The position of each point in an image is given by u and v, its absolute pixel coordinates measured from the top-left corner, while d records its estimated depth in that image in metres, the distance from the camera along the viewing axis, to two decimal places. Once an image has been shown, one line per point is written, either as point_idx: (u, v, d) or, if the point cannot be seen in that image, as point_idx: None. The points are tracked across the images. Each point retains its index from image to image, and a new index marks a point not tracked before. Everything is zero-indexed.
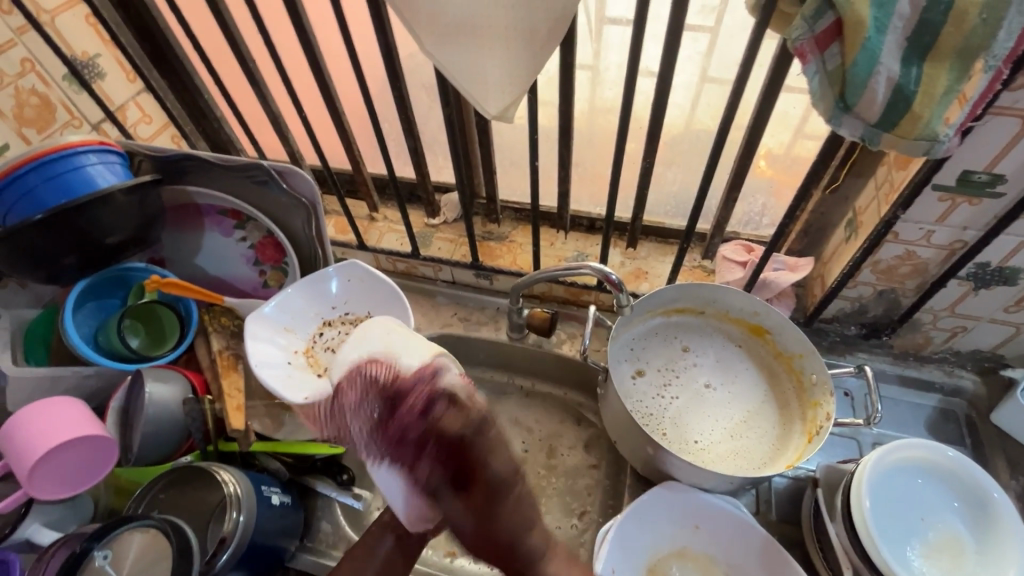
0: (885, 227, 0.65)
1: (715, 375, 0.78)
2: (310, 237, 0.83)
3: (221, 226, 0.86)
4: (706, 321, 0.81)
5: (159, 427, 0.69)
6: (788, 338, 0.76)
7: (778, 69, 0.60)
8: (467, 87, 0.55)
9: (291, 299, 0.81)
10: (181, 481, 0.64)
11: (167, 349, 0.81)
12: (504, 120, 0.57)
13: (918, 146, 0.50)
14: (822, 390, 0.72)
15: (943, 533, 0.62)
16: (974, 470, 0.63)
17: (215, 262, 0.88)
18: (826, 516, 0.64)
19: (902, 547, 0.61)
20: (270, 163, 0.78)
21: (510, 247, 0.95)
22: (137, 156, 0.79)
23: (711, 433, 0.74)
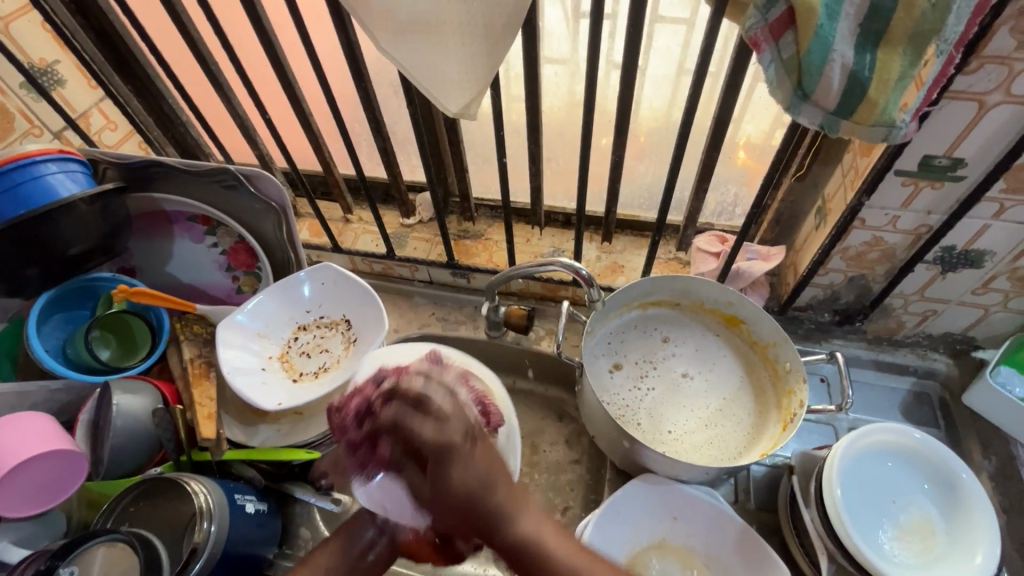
0: (851, 213, 0.66)
1: (691, 367, 0.78)
2: (281, 240, 0.82)
3: (190, 232, 0.85)
4: (682, 313, 0.82)
5: (130, 438, 0.68)
6: (762, 327, 0.76)
7: (739, 59, 0.60)
8: (427, 84, 0.54)
9: (264, 305, 0.80)
10: (152, 492, 0.64)
11: (139, 360, 0.79)
12: (467, 117, 0.57)
13: (876, 132, 0.50)
14: (796, 377, 0.72)
15: (914, 515, 0.63)
16: (943, 452, 0.64)
17: (186, 270, 0.87)
18: (802, 502, 0.65)
19: (875, 530, 0.62)
20: (238, 167, 0.77)
21: (486, 245, 0.94)
22: (101, 164, 0.77)
23: (686, 424, 0.74)
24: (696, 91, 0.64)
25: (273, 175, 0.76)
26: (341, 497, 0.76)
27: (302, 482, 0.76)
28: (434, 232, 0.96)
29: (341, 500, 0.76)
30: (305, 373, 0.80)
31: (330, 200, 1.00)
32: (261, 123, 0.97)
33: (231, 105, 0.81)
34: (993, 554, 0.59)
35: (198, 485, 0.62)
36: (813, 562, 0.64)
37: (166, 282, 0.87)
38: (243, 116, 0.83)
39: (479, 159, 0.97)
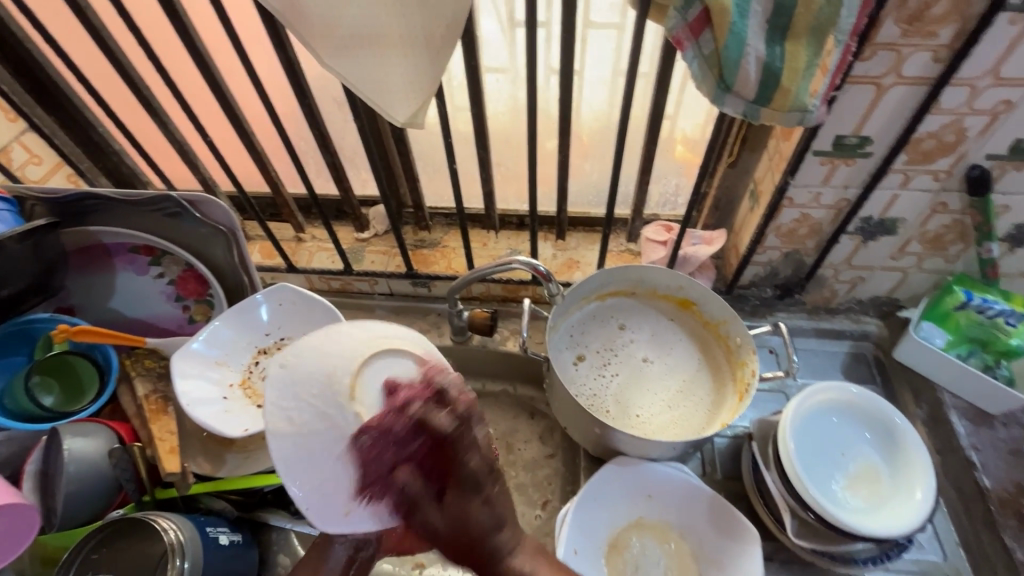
0: (779, 193, 0.71)
1: (651, 351, 0.82)
2: (233, 265, 0.80)
3: (133, 264, 0.81)
4: (637, 302, 0.85)
5: (84, 484, 0.64)
6: (712, 307, 0.80)
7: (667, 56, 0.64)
8: (373, 96, 0.55)
9: (219, 331, 0.78)
10: (114, 537, 0.61)
11: (87, 403, 0.75)
12: (416, 126, 0.58)
13: (791, 117, 0.55)
14: (747, 351, 0.77)
15: (860, 464, 0.69)
16: (877, 402, 0.70)
17: (132, 304, 0.83)
18: (763, 466, 0.69)
19: (827, 482, 0.67)
20: (180, 193, 0.75)
21: (444, 252, 0.95)
22: (27, 201, 0.73)
23: (649, 405, 0.77)
24: (631, 89, 0.68)
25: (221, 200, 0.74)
26: None
27: (277, 509, 0.74)
28: (389, 244, 0.96)
29: None
30: None
31: (279, 220, 0.98)
32: (199, 143, 0.91)
33: (170, 132, 0.79)
34: (931, 489, 0.65)
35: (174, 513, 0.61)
36: (779, 521, 0.68)
37: (111, 318, 0.83)
38: (182, 141, 0.81)
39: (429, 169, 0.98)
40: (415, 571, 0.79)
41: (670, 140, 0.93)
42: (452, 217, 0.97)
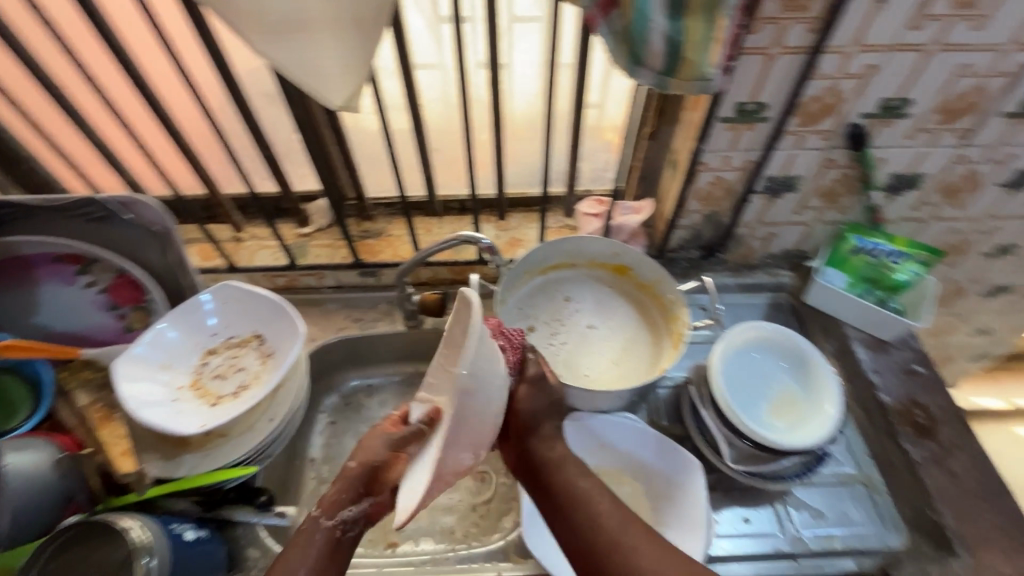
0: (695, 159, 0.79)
1: (595, 316, 0.88)
2: (171, 266, 0.79)
3: (59, 274, 0.77)
4: (578, 272, 0.91)
5: (30, 498, 0.62)
6: (645, 269, 0.87)
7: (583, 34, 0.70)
8: (305, 80, 0.57)
9: (164, 334, 0.76)
10: (70, 545, 0.59)
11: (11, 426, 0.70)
12: (351, 109, 0.60)
13: (695, 85, 0.62)
14: (677, 305, 0.85)
15: (782, 393, 0.78)
16: (791, 337, 0.80)
17: (60, 316, 0.79)
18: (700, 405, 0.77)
19: (756, 411, 0.76)
20: (107, 196, 0.72)
21: (389, 241, 0.98)
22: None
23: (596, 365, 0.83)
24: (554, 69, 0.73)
25: (152, 200, 0.71)
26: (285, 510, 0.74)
27: (241, 505, 0.73)
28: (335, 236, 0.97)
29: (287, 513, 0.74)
30: (224, 395, 0.77)
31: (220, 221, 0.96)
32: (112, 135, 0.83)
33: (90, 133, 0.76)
34: (838, 402, 0.74)
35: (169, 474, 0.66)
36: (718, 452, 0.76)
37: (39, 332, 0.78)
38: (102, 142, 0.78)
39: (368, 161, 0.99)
40: (388, 550, 0.83)
41: (595, 121, 0.99)
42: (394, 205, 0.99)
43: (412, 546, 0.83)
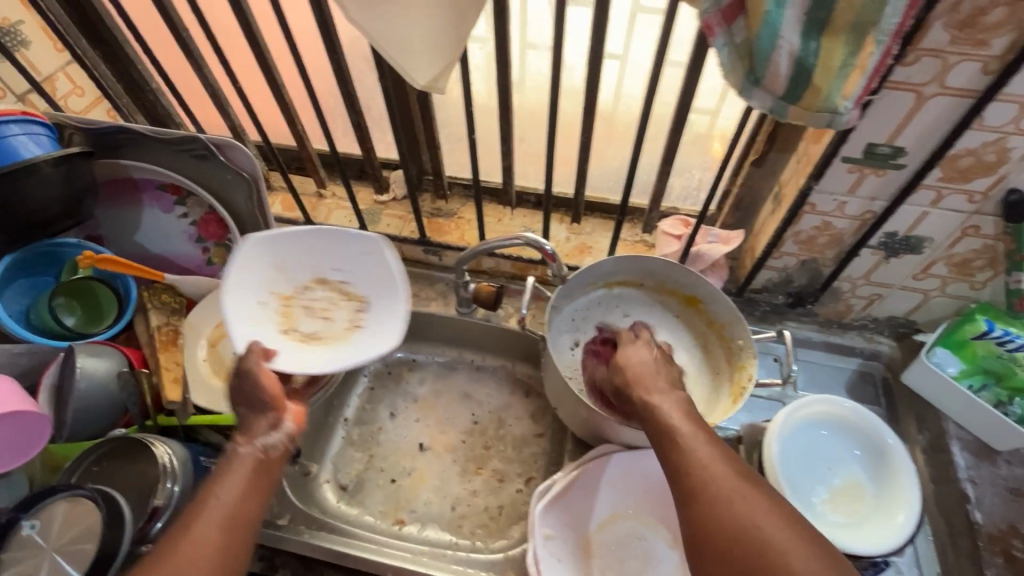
0: (804, 196, 0.71)
1: (824, 429, 0.67)
2: (458, 257, 0.87)
3: (160, 201, 0.94)
4: (816, 402, 0.67)
5: (95, 401, 0.71)
6: (865, 424, 0.67)
7: (942, 58, 0.55)
8: (394, 54, 0.58)
9: (375, 270, 0.74)
10: (115, 454, 0.66)
11: (104, 326, 0.85)
12: (434, 90, 0.61)
13: (819, 119, 0.57)
14: (884, 455, 0.66)
15: (846, 481, 0.66)
16: (902, 463, 0.64)
17: (161, 239, 0.96)
18: (848, 531, 0.62)
19: (837, 522, 0.62)
20: (257, 182, 0.88)
21: (640, 248, 0.97)
22: (67, 128, 0.85)
23: (829, 488, 0.65)
24: (876, 101, 0.60)
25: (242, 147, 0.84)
26: None
27: None
28: (560, 233, 1.00)
29: None
30: (295, 331, 0.72)
31: (444, 199, 1.05)
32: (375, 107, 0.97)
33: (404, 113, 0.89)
34: (915, 515, 0.61)
35: (270, 426, 0.60)
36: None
37: (361, 262, 0.74)
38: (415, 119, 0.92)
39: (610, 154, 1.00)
40: None
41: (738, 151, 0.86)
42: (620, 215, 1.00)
43: None
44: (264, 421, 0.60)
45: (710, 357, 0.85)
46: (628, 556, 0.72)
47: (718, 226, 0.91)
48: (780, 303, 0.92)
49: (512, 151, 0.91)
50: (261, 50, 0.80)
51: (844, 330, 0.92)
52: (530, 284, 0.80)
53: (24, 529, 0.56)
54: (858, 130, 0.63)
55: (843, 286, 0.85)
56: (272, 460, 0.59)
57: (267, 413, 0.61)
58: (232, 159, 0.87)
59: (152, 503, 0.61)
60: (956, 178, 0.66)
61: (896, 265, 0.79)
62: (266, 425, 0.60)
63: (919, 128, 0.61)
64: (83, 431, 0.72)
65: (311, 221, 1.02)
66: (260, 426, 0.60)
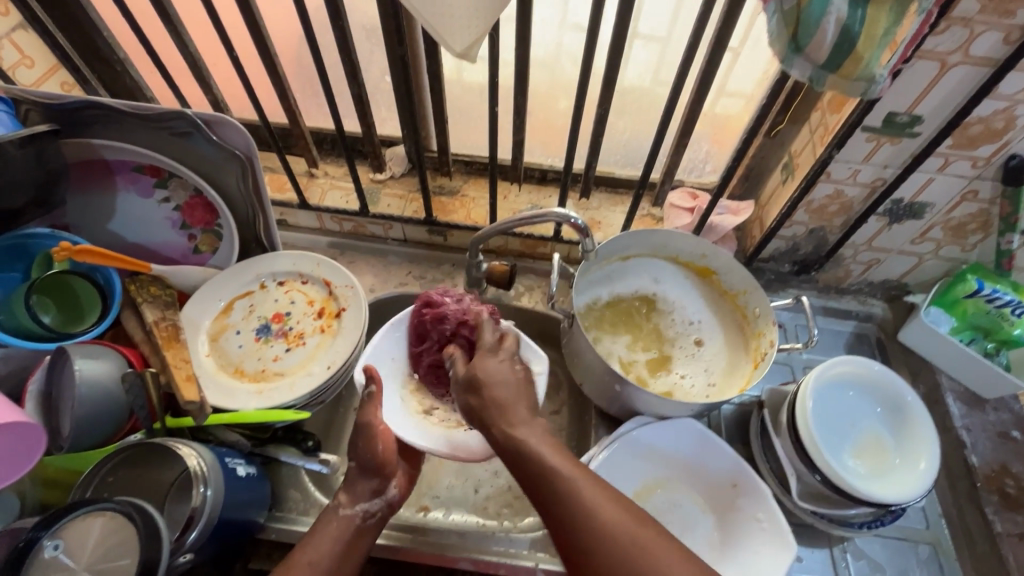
0: (821, 165, 0.73)
1: (845, 391, 0.72)
2: (475, 237, 0.85)
3: (137, 184, 0.85)
4: (837, 363, 0.72)
5: (96, 407, 0.64)
6: (881, 383, 0.72)
7: (970, 27, 0.57)
8: (432, 20, 0.54)
9: None
10: (132, 461, 0.61)
11: (87, 325, 0.78)
12: (470, 59, 0.57)
13: (855, 88, 0.58)
14: (901, 410, 0.71)
15: (868, 436, 0.70)
16: (918, 416, 0.70)
17: (140, 227, 0.88)
18: (877, 483, 0.66)
19: (866, 477, 0.66)
20: (249, 160, 0.81)
21: (648, 222, 0.98)
22: (22, 104, 0.73)
23: (856, 446, 0.69)
24: (904, 70, 0.62)
25: (235, 123, 0.77)
26: (328, 459, 0.77)
27: (287, 446, 0.76)
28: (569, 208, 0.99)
29: (328, 462, 0.77)
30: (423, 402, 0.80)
31: (446, 176, 1.01)
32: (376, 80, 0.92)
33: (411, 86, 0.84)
34: (935, 462, 0.66)
35: (373, 491, 0.69)
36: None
37: None
38: (420, 93, 0.88)
39: (620, 126, 0.98)
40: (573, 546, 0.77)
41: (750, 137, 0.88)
42: (625, 189, 1.02)
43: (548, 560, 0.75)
44: (369, 488, 0.69)
45: (726, 328, 0.88)
46: (668, 521, 0.74)
47: (726, 198, 0.93)
48: (785, 271, 0.95)
49: (524, 126, 0.88)
50: (254, 16, 0.73)
51: (841, 295, 0.96)
52: (557, 260, 0.78)
53: (46, 551, 0.50)
54: (883, 98, 0.65)
55: (846, 252, 0.89)
56: (367, 526, 0.67)
57: (372, 479, 0.70)
58: (223, 138, 0.80)
59: (187, 512, 0.59)
60: (964, 146, 0.69)
61: (898, 230, 0.83)
62: (369, 492, 0.69)
63: (939, 96, 0.64)
64: (86, 440, 0.65)
65: (305, 203, 0.96)
66: (365, 492, 0.69)
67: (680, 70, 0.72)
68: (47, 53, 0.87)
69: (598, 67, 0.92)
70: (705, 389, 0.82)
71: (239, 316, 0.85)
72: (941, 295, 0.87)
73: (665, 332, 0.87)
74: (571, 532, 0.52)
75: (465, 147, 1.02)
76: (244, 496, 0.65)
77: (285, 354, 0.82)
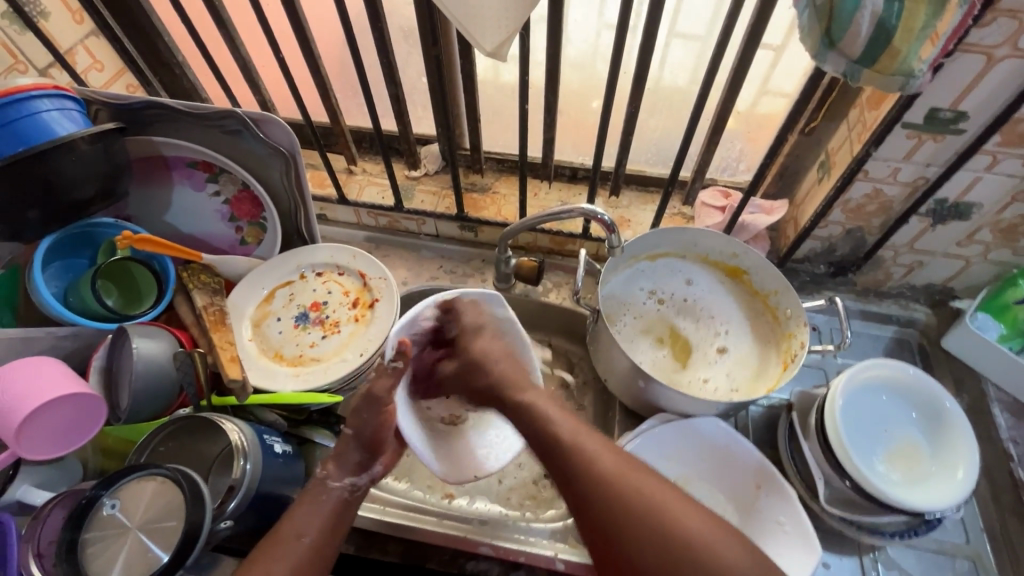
0: (857, 163, 0.72)
1: (878, 394, 0.70)
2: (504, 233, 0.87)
3: (191, 179, 0.91)
4: (868, 366, 0.70)
5: (149, 383, 0.70)
6: (916, 388, 0.70)
7: (1018, 19, 0.55)
8: (463, 21, 0.56)
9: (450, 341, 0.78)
10: (182, 433, 0.66)
11: (143, 308, 0.84)
12: (499, 57, 0.59)
13: (888, 83, 0.57)
14: (938, 416, 0.68)
15: (902, 441, 0.68)
16: (957, 422, 0.67)
17: (193, 219, 0.94)
18: (908, 489, 0.64)
19: (896, 483, 0.64)
20: (290, 155, 0.86)
21: (678, 220, 0.98)
22: (93, 105, 0.81)
23: (888, 453, 0.67)
24: (946, 64, 0.60)
25: (280, 121, 0.81)
26: None
27: (319, 428, 0.81)
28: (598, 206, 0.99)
29: None
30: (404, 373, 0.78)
31: (478, 173, 1.04)
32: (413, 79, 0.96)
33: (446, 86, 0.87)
34: (974, 471, 0.64)
35: (359, 464, 0.69)
36: None
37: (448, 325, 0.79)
38: (455, 92, 0.90)
39: (651, 125, 1.01)
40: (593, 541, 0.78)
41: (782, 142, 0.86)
42: (656, 187, 1.01)
43: (568, 552, 0.76)
44: (355, 459, 0.69)
45: (756, 329, 0.86)
46: None
47: (759, 197, 0.91)
48: (820, 273, 0.93)
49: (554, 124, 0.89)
50: (299, 19, 0.77)
51: (881, 299, 0.93)
52: (583, 256, 0.79)
53: (104, 509, 0.56)
54: (922, 93, 0.63)
55: (886, 254, 0.86)
56: (354, 498, 0.67)
57: (360, 452, 0.69)
58: (269, 135, 0.84)
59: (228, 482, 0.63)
60: (1015, 143, 0.66)
61: (942, 231, 0.79)
62: (355, 465, 0.68)
63: (984, 91, 0.62)
64: (141, 413, 0.70)
65: (344, 198, 1.00)
66: (349, 466, 0.68)
67: (710, 68, 0.72)
68: (115, 57, 0.96)
69: (629, 65, 0.92)
70: (728, 391, 0.81)
71: (280, 304, 0.90)
72: (989, 300, 0.83)
73: (689, 334, 0.86)
74: (580, 485, 0.57)
75: (497, 145, 1.04)
76: (280, 473, 0.69)
77: (321, 341, 0.87)
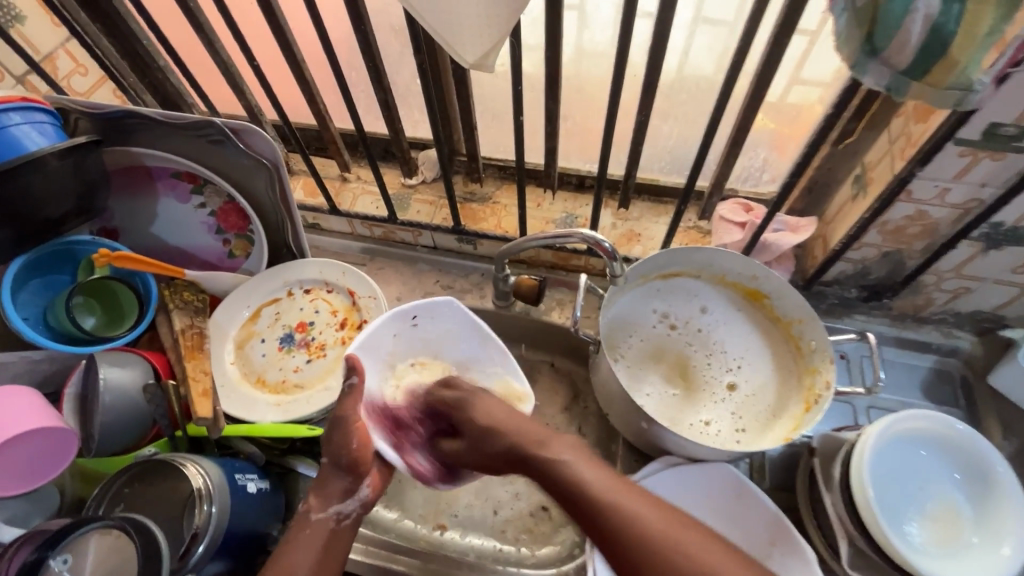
0: (899, 183, 0.63)
1: (917, 451, 0.62)
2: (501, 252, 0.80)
3: (175, 190, 0.87)
4: (908, 419, 0.62)
5: (121, 415, 0.66)
6: (959, 446, 0.61)
7: None
8: (442, 30, 0.49)
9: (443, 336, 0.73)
10: (146, 475, 0.62)
11: (124, 327, 0.81)
12: (484, 69, 0.51)
13: (943, 98, 0.48)
14: (986, 479, 0.61)
15: (941, 505, 0.60)
16: (1007, 487, 0.60)
17: (178, 231, 0.90)
18: (947, 563, 0.57)
19: (934, 554, 0.57)
20: (273, 166, 0.80)
21: (693, 235, 0.90)
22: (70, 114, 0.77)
23: (925, 518, 0.60)
24: (1015, 73, 0.50)
25: (261, 131, 0.76)
26: None
27: (304, 457, 0.76)
28: (606, 218, 0.92)
29: None
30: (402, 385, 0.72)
31: (478, 182, 0.97)
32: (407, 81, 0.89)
33: (439, 91, 0.80)
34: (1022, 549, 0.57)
35: (345, 492, 0.62)
36: None
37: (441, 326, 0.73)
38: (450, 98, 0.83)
39: (665, 131, 0.93)
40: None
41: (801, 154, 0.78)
42: (670, 198, 0.92)
43: None
44: (341, 487, 0.62)
45: (776, 360, 0.78)
46: None
47: (784, 213, 0.82)
48: (851, 296, 0.84)
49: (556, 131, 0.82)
50: (277, 21, 0.71)
51: (919, 325, 0.84)
52: (583, 282, 0.72)
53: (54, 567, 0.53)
54: (983, 106, 0.53)
55: (928, 279, 0.76)
56: (342, 529, 0.60)
57: (344, 478, 0.62)
58: (251, 146, 0.79)
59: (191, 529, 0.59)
60: None
61: (996, 258, 0.70)
62: (340, 493, 0.61)
63: None
64: (113, 445, 0.67)
65: (336, 209, 0.95)
66: (336, 495, 0.61)
67: (730, 75, 0.64)
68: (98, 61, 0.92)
69: None
70: (735, 430, 0.73)
71: (266, 323, 0.86)
72: None
73: (704, 362, 0.78)
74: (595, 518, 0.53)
75: (498, 152, 0.97)
76: (255, 512, 0.65)
77: (306, 365, 0.82)
